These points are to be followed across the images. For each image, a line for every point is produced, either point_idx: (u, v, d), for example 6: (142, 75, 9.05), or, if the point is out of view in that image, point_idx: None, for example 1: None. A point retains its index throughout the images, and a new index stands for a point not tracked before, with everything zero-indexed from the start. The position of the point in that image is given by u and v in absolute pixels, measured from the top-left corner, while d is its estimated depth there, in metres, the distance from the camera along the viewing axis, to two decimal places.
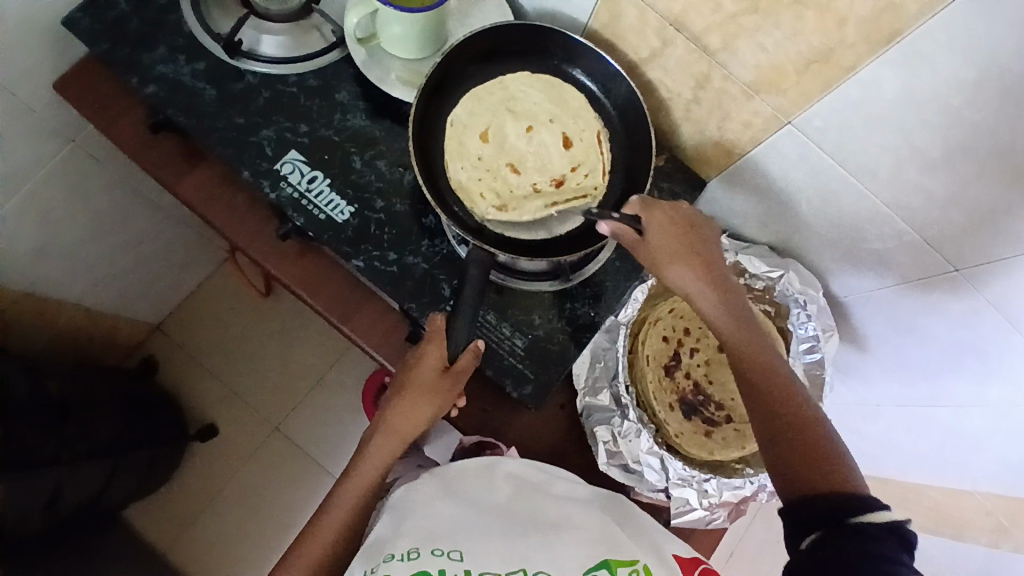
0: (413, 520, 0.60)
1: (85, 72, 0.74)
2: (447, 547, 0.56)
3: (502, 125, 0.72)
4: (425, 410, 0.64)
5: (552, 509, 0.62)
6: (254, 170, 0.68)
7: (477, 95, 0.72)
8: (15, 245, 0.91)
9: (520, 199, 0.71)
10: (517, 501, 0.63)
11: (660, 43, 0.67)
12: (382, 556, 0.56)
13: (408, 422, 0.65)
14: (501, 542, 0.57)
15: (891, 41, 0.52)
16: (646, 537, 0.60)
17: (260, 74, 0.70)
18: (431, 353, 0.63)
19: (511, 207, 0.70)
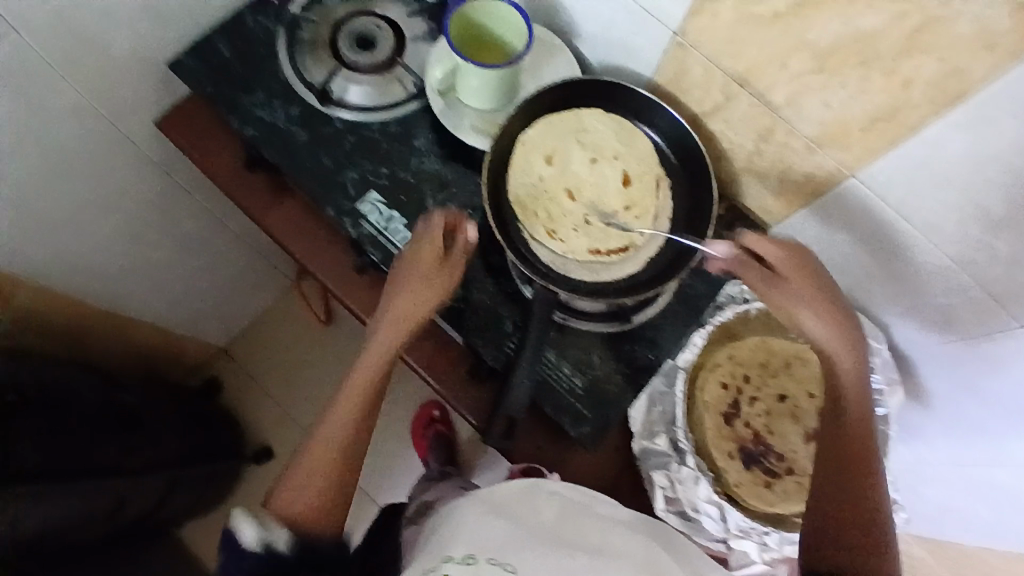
0: (467, 531, 0.59)
1: (188, 114, 0.81)
2: (503, 558, 0.55)
3: (568, 152, 0.73)
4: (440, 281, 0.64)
5: (598, 532, 0.61)
6: (337, 209, 0.74)
7: (551, 122, 0.74)
8: (107, 271, 0.98)
9: (569, 225, 0.72)
10: (564, 519, 0.62)
11: (723, 98, 0.70)
12: (441, 557, 0.56)
13: (408, 308, 0.63)
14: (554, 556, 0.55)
15: (956, 102, 0.53)
16: (690, 562, 0.60)
17: (346, 120, 0.76)
18: (427, 242, 0.64)
19: (560, 232, 0.71)
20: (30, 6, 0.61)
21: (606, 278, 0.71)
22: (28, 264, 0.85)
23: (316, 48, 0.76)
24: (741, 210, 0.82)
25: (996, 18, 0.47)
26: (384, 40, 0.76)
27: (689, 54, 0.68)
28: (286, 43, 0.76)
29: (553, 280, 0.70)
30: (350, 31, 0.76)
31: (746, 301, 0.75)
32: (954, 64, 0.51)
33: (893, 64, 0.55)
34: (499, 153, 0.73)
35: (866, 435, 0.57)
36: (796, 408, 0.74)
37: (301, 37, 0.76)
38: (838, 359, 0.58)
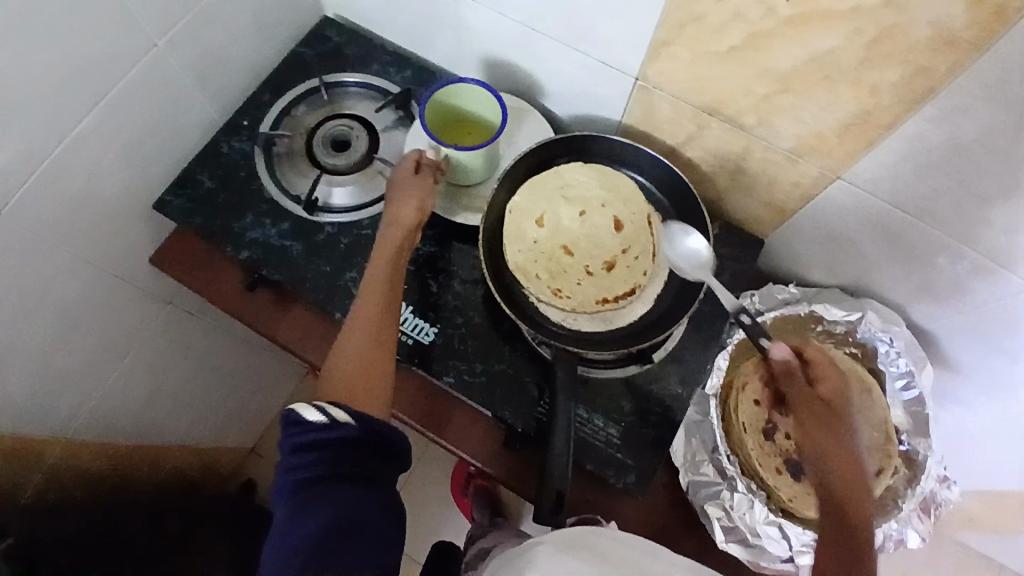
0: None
1: (181, 246, 0.83)
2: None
3: (557, 210, 0.74)
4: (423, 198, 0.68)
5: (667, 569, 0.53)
6: (345, 311, 0.75)
7: (534, 184, 0.75)
8: (128, 408, 0.98)
9: (573, 279, 0.72)
10: (631, 560, 0.54)
11: (696, 128, 0.71)
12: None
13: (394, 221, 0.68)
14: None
15: (926, 98, 0.55)
16: None
17: (337, 223, 0.77)
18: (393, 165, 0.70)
19: (565, 289, 0.72)
20: (18, 189, 0.63)
21: (620, 324, 0.72)
22: (57, 424, 0.85)
23: (295, 159, 0.81)
24: (735, 224, 0.82)
25: (948, 20, 0.48)
26: (358, 138, 0.80)
27: (654, 95, 0.70)
28: (265, 160, 0.80)
29: (571, 343, 0.70)
30: (323, 138, 0.80)
31: (759, 312, 0.79)
32: (917, 64, 0.53)
33: (857, 75, 0.56)
34: (491, 224, 0.74)
35: (860, 498, 0.57)
36: None
37: (279, 151, 0.81)
38: (835, 435, 0.58)
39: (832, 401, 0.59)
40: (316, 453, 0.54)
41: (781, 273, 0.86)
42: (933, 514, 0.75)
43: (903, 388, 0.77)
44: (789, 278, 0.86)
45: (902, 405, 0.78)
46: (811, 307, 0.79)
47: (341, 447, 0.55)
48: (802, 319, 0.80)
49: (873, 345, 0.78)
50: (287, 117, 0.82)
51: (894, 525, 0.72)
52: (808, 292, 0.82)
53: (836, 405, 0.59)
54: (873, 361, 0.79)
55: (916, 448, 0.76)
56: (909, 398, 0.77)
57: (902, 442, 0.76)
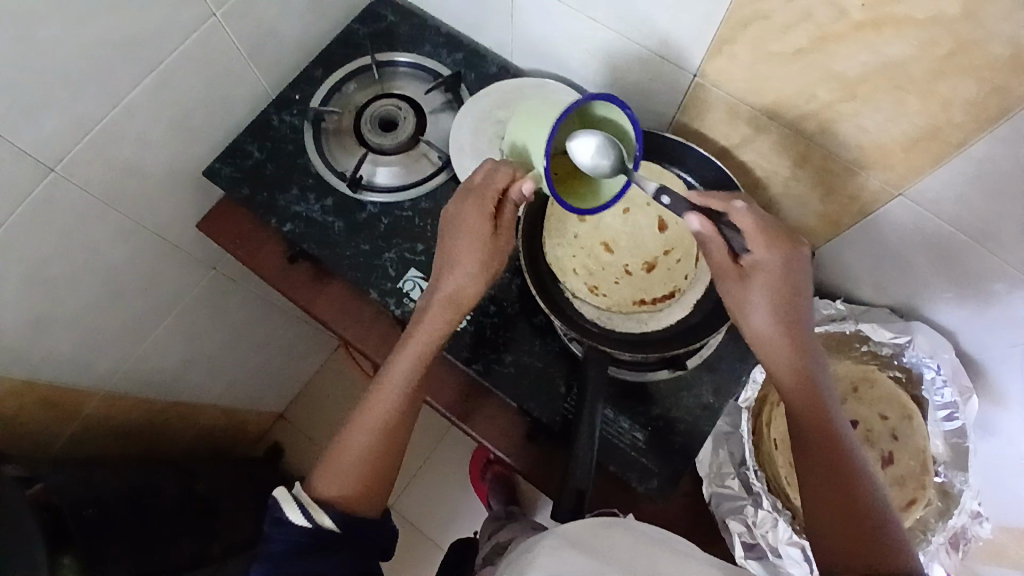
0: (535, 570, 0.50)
1: (227, 213, 0.84)
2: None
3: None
4: (480, 272, 0.63)
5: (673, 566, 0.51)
6: (380, 290, 0.75)
7: None
8: (166, 366, 1.02)
9: (610, 277, 0.72)
10: (638, 553, 0.52)
11: (751, 130, 0.69)
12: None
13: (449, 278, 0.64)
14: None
15: (999, 118, 0.51)
16: None
17: (379, 203, 0.78)
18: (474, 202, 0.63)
19: (602, 287, 0.71)
20: (74, 148, 0.66)
21: (656, 327, 0.70)
22: (95, 375, 0.89)
23: (342, 137, 0.81)
24: None
25: None
26: (404, 119, 0.80)
27: (711, 92, 0.67)
28: (312, 135, 0.81)
29: (603, 342, 0.69)
30: (370, 116, 0.80)
31: None
32: (993, 83, 0.49)
33: (928, 88, 0.53)
34: (530, 217, 0.73)
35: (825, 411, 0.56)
36: (870, 432, 0.72)
37: (326, 128, 0.81)
38: (777, 347, 0.58)
39: (762, 297, 0.58)
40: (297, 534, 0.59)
41: (828, 287, 0.83)
42: (961, 550, 0.73)
43: (945, 418, 0.74)
44: (836, 292, 0.83)
45: (942, 436, 0.74)
46: (856, 326, 0.76)
47: (318, 545, 0.59)
48: (847, 336, 0.77)
49: (919, 371, 0.75)
50: (337, 94, 0.83)
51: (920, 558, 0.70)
52: (855, 309, 0.79)
53: (768, 301, 0.58)
54: (918, 388, 0.76)
55: (952, 480, 0.72)
56: (950, 429, 0.74)
57: (938, 473, 0.73)
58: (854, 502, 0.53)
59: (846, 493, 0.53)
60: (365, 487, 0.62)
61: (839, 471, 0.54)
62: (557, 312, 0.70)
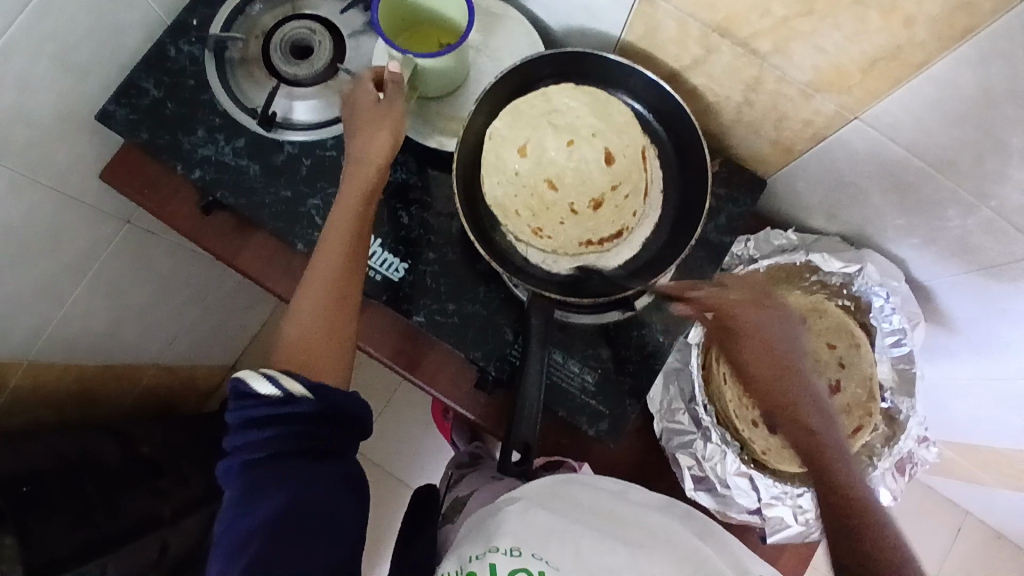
0: (511, 520, 0.56)
1: (129, 160, 0.75)
2: (547, 552, 0.52)
3: (543, 138, 0.67)
4: (391, 130, 0.60)
5: (635, 518, 0.59)
6: (306, 241, 0.68)
7: (517, 109, 0.67)
8: (93, 329, 0.95)
9: (555, 218, 0.67)
10: (601, 508, 0.60)
11: (704, 51, 0.62)
12: (487, 542, 0.55)
13: (365, 145, 0.60)
14: (597, 550, 0.53)
15: (966, 36, 0.47)
16: (729, 553, 0.58)
17: (298, 142, 0.70)
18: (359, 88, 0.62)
19: (547, 229, 0.67)
20: None
21: (602, 269, 0.67)
22: (15, 345, 0.82)
23: (250, 67, 0.72)
24: (737, 162, 0.75)
25: None
26: (320, 43, 0.71)
27: (659, 9, 0.60)
28: (216, 67, 0.71)
29: (547, 289, 0.66)
30: (280, 43, 0.71)
31: (754, 259, 0.75)
32: None
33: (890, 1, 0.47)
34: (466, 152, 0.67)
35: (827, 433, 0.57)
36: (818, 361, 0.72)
37: (232, 58, 0.72)
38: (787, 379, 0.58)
39: (743, 333, 0.60)
40: (273, 429, 0.51)
41: (779, 217, 0.80)
42: (906, 474, 0.74)
43: (892, 344, 0.74)
44: (788, 222, 0.80)
45: (889, 360, 0.74)
46: (807, 257, 0.74)
47: (302, 433, 0.52)
48: (797, 267, 0.75)
49: (868, 298, 0.74)
50: (241, 16, 0.72)
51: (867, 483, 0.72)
52: (807, 238, 0.77)
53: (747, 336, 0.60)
54: (866, 315, 0.75)
55: (898, 406, 0.74)
56: (897, 353, 0.74)
57: (884, 399, 0.74)
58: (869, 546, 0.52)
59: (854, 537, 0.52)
60: (325, 355, 0.57)
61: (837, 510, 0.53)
62: (499, 261, 0.66)
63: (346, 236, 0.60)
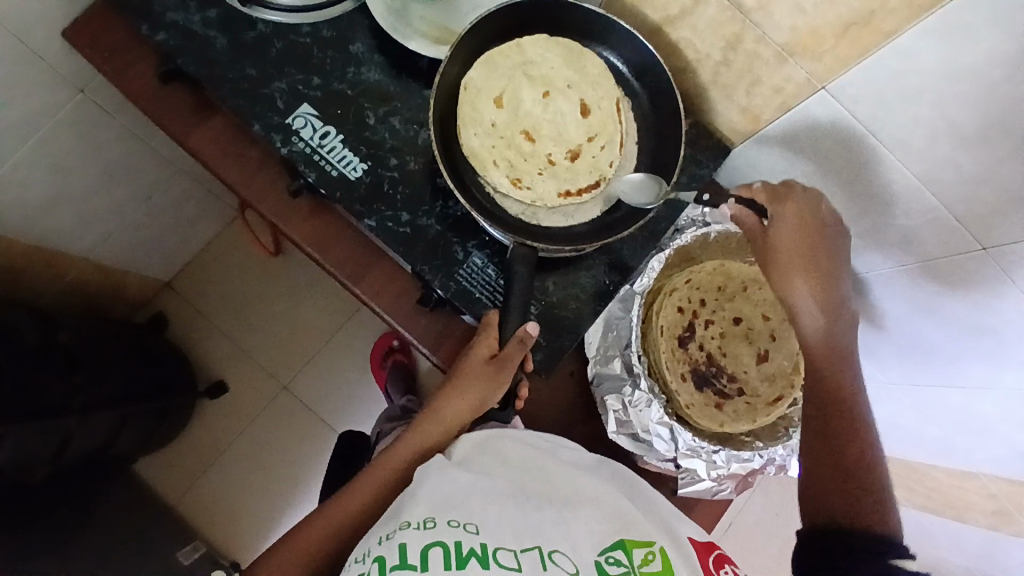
0: (422, 493, 0.53)
1: (90, 15, 0.71)
2: (463, 517, 0.51)
3: (518, 90, 0.69)
4: (480, 399, 0.64)
5: (561, 483, 0.58)
6: (265, 124, 0.66)
7: (490, 60, 0.68)
8: (26, 201, 0.89)
9: (533, 170, 0.68)
10: (526, 469, 0.59)
11: (691, 1, 0.63)
12: (397, 523, 0.50)
13: (454, 409, 0.65)
14: (517, 516, 0.52)
15: (935, 6, 0.49)
16: (659, 518, 0.57)
17: (273, 23, 0.68)
18: (479, 342, 0.64)
19: (525, 180, 0.68)
20: None
21: (582, 219, 0.68)
22: None
23: None
24: (706, 127, 0.77)
25: None
26: None
27: None
28: None
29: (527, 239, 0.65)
30: None
31: (705, 224, 0.74)
32: None
33: None
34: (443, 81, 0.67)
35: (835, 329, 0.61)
36: (750, 330, 0.75)
37: None
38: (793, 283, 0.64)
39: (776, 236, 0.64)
40: None
41: None
42: None
43: None
44: None
45: None
46: None
47: None
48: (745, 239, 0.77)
49: None
50: None
51: (779, 450, 0.71)
52: None
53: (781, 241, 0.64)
54: None
55: None
56: None
57: None
58: (863, 493, 0.55)
59: (851, 492, 0.55)
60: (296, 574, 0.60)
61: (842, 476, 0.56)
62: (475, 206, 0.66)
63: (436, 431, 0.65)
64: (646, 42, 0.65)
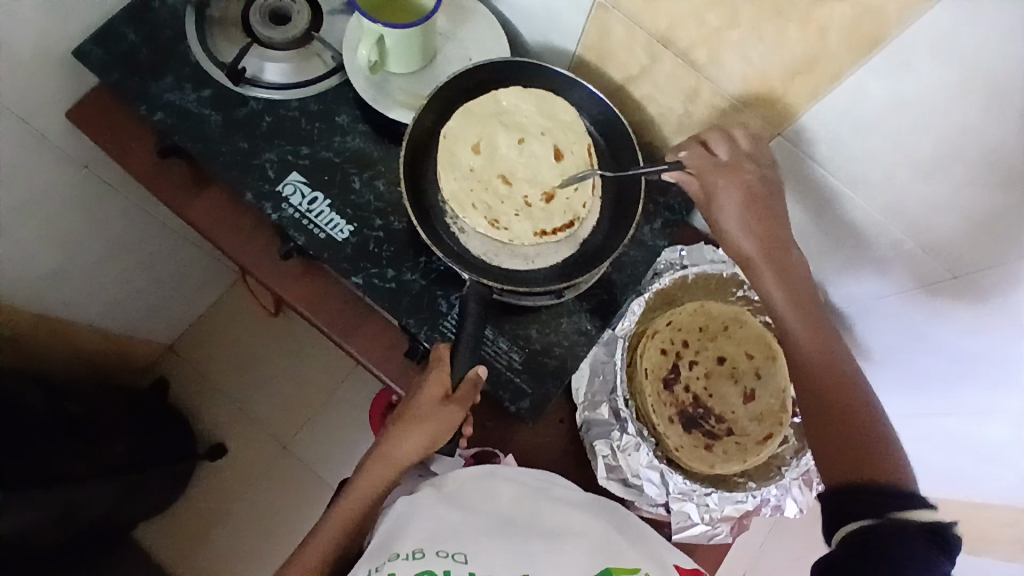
0: (415, 520, 0.59)
1: (95, 102, 0.77)
2: (452, 548, 0.57)
3: (494, 137, 0.72)
4: (432, 440, 0.62)
5: (550, 517, 0.63)
6: (256, 193, 0.70)
7: (469, 110, 0.72)
8: (35, 273, 0.93)
9: (510, 210, 0.70)
10: (522, 505, 0.63)
11: (648, 59, 0.68)
12: (387, 553, 0.57)
13: (404, 451, 0.62)
14: (505, 548, 0.58)
15: (873, 50, 0.52)
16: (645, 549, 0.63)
17: (264, 100, 0.73)
18: (432, 382, 0.62)
19: (503, 220, 0.70)
20: None
21: (541, 263, 0.70)
22: None
23: (228, 28, 0.74)
24: None
25: None
26: (297, 14, 0.74)
27: (609, 14, 0.66)
28: (195, 24, 0.74)
29: (486, 277, 0.67)
30: (260, 7, 0.74)
31: (683, 267, 0.77)
32: (866, 5, 0.50)
33: (807, 13, 0.53)
34: (419, 132, 0.71)
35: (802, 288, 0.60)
36: (735, 369, 0.75)
37: (211, 16, 0.74)
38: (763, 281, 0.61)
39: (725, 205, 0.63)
40: None
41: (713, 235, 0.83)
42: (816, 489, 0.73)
43: None
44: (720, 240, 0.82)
45: None
46: (734, 269, 0.77)
47: None
48: (724, 280, 0.78)
49: None
50: None
51: (773, 490, 0.71)
52: None
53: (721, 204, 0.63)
54: None
55: None
56: None
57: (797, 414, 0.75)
58: (863, 441, 0.53)
59: (863, 447, 0.52)
60: None
61: (857, 438, 0.53)
62: (443, 248, 0.68)
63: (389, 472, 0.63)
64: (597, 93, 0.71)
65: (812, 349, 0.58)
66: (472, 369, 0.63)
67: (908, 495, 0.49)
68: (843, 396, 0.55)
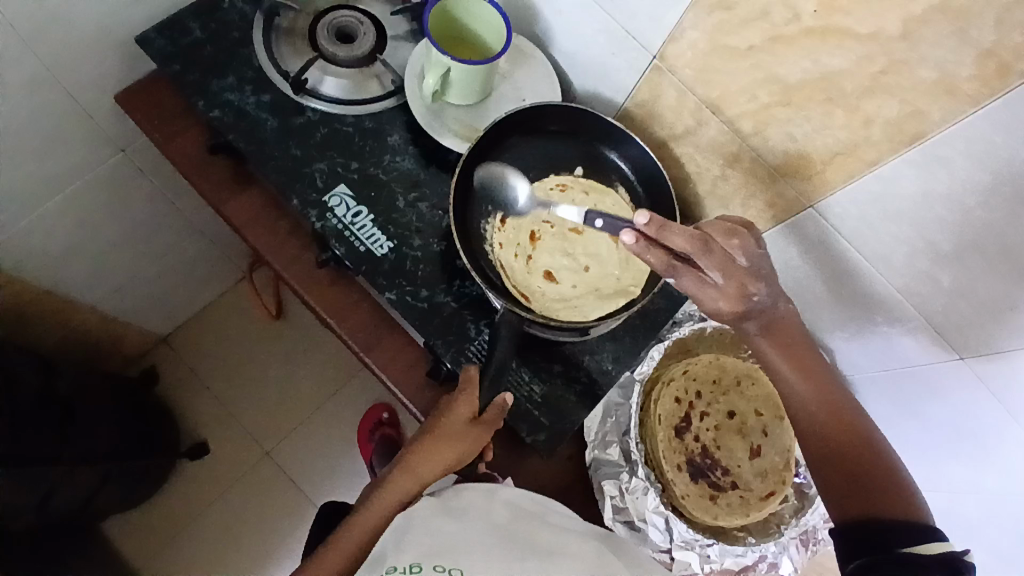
0: (412, 533, 0.58)
1: (150, 89, 0.78)
2: (448, 563, 0.54)
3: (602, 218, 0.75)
4: (457, 457, 0.64)
5: (547, 538, 0.59)
6: (302, 201, 0.72)
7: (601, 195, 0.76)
8: (51, 247, 0.92)
9: (519, 240, 0.73)
10: (517, 523, 0.60)
11: (694, 123, 0.72)
12: (384, 567, 0.55)
13: (428, 466, 0.64)
14: (500, 563, 0.55)
15: (911, 143, 0.56)
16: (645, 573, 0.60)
17: (320, 111, 0.75)
18: (462, 402, 0.64)
19: (506, 245, 0.73)
20: None
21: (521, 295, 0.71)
22: None
23: (294, 39, 0.77)
24: None
25: (957, 71, 0.50)
26: (364, 35, 0.77)
27: (664, 77, 0.69)
28: (263, 29, 0.76)
29: (521, 309, 0.69)
30: (328, 23, 0.76)
31: (703, 319, 0.78)
32: (915, 105, 0.54)
33: (856, 103, 0.58)
34: (471, 160, 0.73)
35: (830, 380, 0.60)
36: (744, 424, 0.77)
37: (280, 25, 0.77)
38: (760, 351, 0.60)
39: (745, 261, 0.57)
40: None
41: None
42: (810, 550, 0.74)
43: None
44: None
45: None
46: None
47: None
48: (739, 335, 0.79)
49: None
50: None
51: (773, 547, 0.72)
52: None
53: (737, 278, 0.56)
54: None
55: (810, 481, 0.75)
56: None
57: (798, 474, 0.75)
58: (881, 489, 0.54)
59: (882, 492, 0.54)
60: None
61: (871, 483, 0.54)
62: (484, 278, 0.70)
63: (412, 483, 0.65)
64: (641, 144, 0.74)
65: (810, 408, 0.59)
66: (499, 395, 0.66)
67: (930, 532, 0.50)
68: (852, 444, 0.57)
